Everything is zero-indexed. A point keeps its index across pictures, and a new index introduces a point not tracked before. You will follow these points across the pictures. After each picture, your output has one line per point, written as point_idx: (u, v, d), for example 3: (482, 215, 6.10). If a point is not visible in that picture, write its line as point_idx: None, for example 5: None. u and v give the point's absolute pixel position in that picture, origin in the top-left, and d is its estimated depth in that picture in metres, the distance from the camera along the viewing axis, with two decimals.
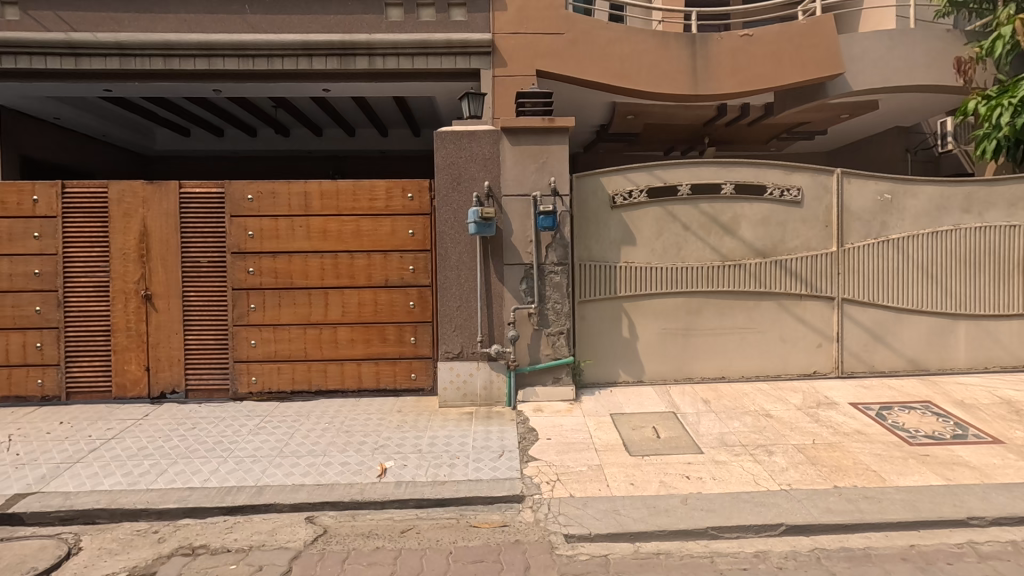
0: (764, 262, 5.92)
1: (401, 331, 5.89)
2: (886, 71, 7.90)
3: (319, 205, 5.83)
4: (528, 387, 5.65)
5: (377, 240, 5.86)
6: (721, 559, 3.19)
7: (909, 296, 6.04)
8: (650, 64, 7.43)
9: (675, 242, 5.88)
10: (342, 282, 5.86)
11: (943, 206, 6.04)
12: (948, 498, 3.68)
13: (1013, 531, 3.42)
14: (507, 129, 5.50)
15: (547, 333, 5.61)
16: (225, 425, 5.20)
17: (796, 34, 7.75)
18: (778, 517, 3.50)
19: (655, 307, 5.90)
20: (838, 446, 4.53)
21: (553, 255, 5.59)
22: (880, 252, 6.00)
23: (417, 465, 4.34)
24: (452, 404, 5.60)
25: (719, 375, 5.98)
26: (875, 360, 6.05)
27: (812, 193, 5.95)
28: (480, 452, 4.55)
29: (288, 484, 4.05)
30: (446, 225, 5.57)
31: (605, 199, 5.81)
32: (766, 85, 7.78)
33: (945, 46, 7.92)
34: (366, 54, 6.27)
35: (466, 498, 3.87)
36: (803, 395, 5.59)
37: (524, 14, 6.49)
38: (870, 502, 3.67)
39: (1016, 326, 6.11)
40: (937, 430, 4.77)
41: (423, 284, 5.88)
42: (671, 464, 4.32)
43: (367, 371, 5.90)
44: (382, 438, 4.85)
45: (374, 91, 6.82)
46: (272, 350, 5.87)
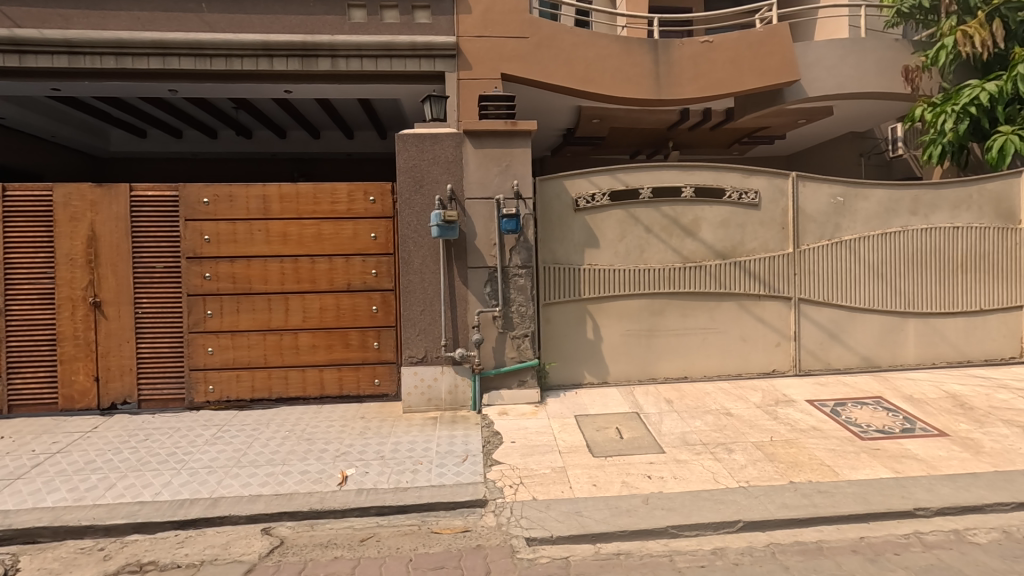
0: (724, 263, 6.05)
1: (365, 336, 5.80)
2: (839, 78, 8.17)
3: (279, 208, 5.71)
4: (493, 391, 5.63)
5: (340, 244, 5.77)
6: (680, 557, 3.23)
7: (862, 296, 6.25)
8: (614, 69, 7.54)
9: (638, 245, 5.95)
10: (303, 287, 5.75)
11: (892, 208, 6.28)
12: (896, 491, 3.81)
13: (956, 520, 3.56)
14: (469, 132, 5.49)
15: (511, 336, 5.61)
16: (179, 436, 5.03)
17: (753, 42, 7.96)
18: (736, 514, 3.57)
19: (619, 308, 5.96)
20: (795, 443, 4.64)
21: (517, 258, 5.60)
22: (834, 252, 6.19)
23: (379, 472, 4.27)
24: (416, 409, 5.54)
25: (682, 375, 6.07)
26: (831, 358, 6.23)
27: (769, 195, 6.11)
28: (444, 457, 4.52)
29: (245, 495, 3.94)
30: (409, 228, 5.52)
31: (569, 202, 5.86)
32: (726, 91, 7.96)
33: (894, 54, 8.23)
34: (328, 55, 6.15)
35: (428, 504, 3.83)
36: (762, 393, 5.71)
37: (488, 17, 6.49)
38: (823, 496, 3.77)
39: (961, 323, 6.38)
40: (887, 425, 4.95)
41: (387, 288, 5.81)
42: (633, 464, 4.36)
43: (329, 377, 5.79)
44: (344, 445, 4.76)
45: (337, 93, 6.71)
46: (230, 357, 5.71)
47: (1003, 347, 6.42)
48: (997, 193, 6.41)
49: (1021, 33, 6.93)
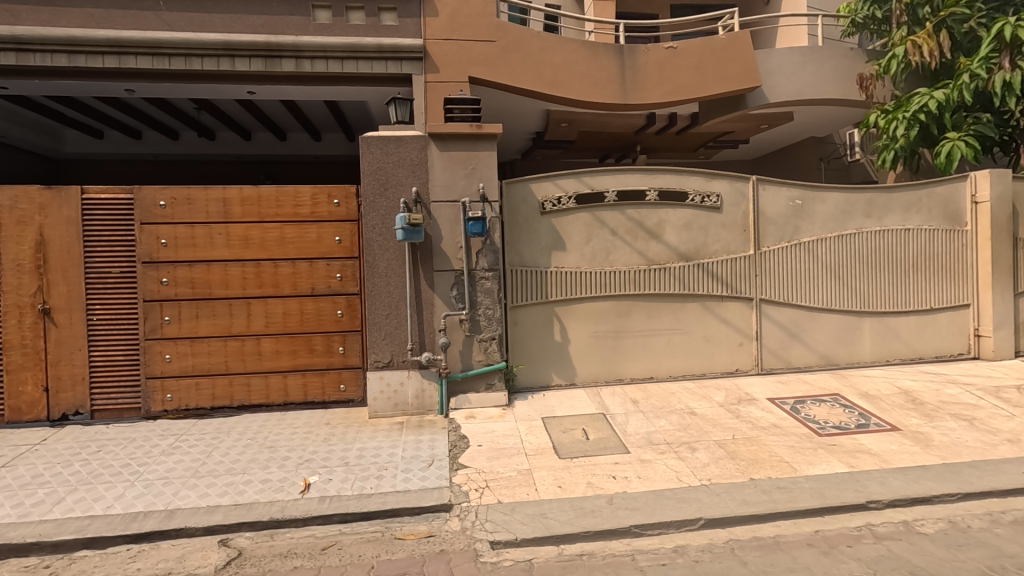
0: (688, 264, 6.15)
1: (330, 340, 5.72)
2: (799, 85, 8.40)
3: (240, 211, 5.59)
4: (460, 395, 5.60)
5: (303, 247, 5.68)
6: (642, 557, 3.26)
7: (820, 296, 6.43)
8: (582, 73, 7.63)
9: (604, 247, 6.02)
10: (266, 292, 5.64)
11: (847, 210, 6.50)
12: (851, 485, 3.94)
13: (906, 512, 3.69)
14: (435, 135, 5.48)
15: (478, 339, 5.60)
16: (135, 446, 4.86)
17: (716, 49, 8.14)
18: (697, 512, 3.63)
19: (586, 311, 6.01)
20: (755, 440, 4.75)
21: (483, 261, 5.60)
22: (793, 254, 6.36)
23: (343, 479, 4.21)
24: (382, 415, 5.48)
25: (648, 376, 6.15)
26: (792, 357, 6.40)
27: (731, 199, 6.25)
28: (409, 462, 4.48)
29: (202, 506, 3.83)
30: (374, 231, 5.46)
31: (536, 205, 5.89)
32: (690, 96, 8.14)
33: (850, 63, 8.52)
34: (293, 56, 6.05)
35: (392, 509, 3.79)
36: (726, 392, 5.82)
37: (455, 20, 6.38)
38: (782, 492, 3.86)
39: (914, 321, 6.62)
40: (844, 421, 5.10)
41: (352, 292, 5.74)
42: (598, 465, 4.39)
43: (293, 383, 5.69)
44: (307, 452, 4.67)
45: (302, 94, 6.61)
46: (189, 364, 5.56)
47: (953, 344, 6.69)
48: (945, 197, 6.68)
49: (966, 44, 7.26)
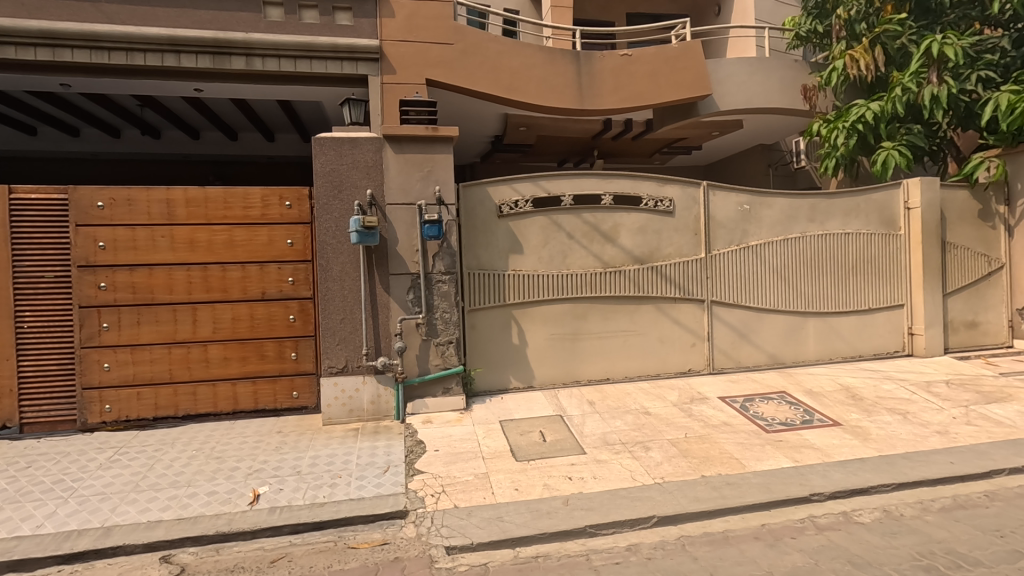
0: (643, 267, 6.28)
1: (282, 346, 5.56)
2: (748, 94, 8.71)
3: (185, 213, 5.39)
4: (417, 400, 5.54)
5: (254, 251, 5.51)
6: (596, 556, 3.29)
7: (768, 298, 6.67)
8: (539, 77, 7.75)
9: (561, 250, 6.08)
10: (213, 297, 5.44)
11: (792, 215, 6.78)
12: (796, 479, 4.10)
13: (845, 503, 3.86)
14: (389, 137, 5.43)
15: (436, 343, 5.55)
16: (69, 461, 4.60)
17: (668, 58, 8.38)
18: (651, 510, 3.70)
19: (544, 313, 6.05)
20: (707, 438, 4.88)
21: (439, 264, 5.56)
22: (742, 257, 6.59)
23: (294, 488, 4.09)
24: (337, 421, 5.37)
25: (605, 377, 6.24)
26: (741, 357, 6.61)
27: (683, 203, 6.42)
28: (364, 469, 4.40)
29: (143, 522, 3.65)
30: (327, 234, 5.35)
31: (493, 208, 5.90)
32: (644, 103, 8.34)
33: (795, 74, 8.90)
34: (243, 54, 5.87)
35: (346, 518, 3.71)
36: (679, 392, 5.97)
37: (412, 22, 6.33)
38: (731, 488, 3.99)
39: (854, 321, 6.96)
40: (790, 417, 5.31)
41: (305, 296, 5.61)
42: (555, 466, 4.42)
43: (243, 391, 5.50)
44: (257, 462, 4.52)
45: (253, 93, 6.41)
46: (130, 373, 5.31)
47: (889, 342, 7.06)
48: (881, 203, 7.06)
49: (898, 60, 7.65)
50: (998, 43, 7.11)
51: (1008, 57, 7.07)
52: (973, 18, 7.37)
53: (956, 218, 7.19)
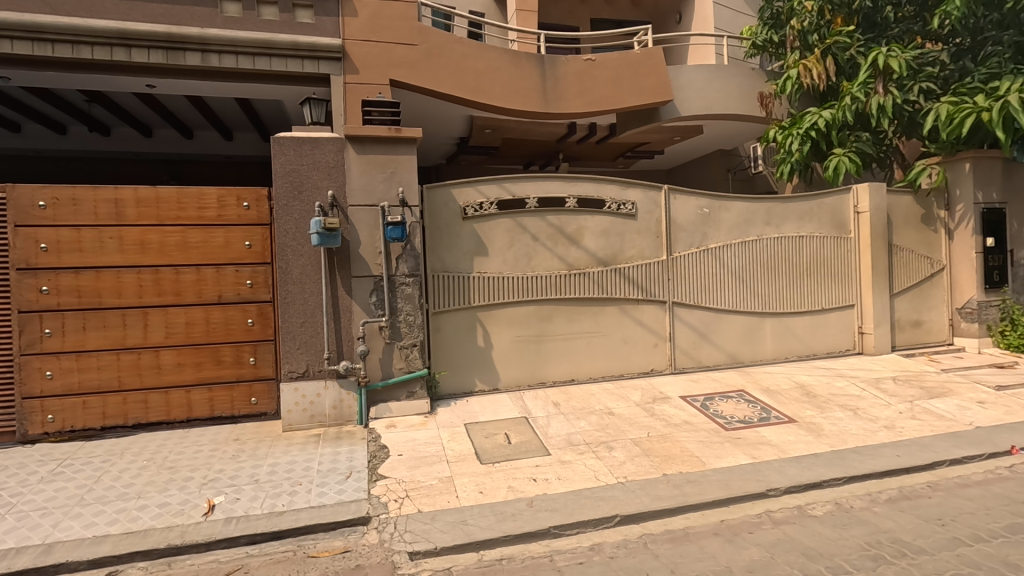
0: (606, 269, 6.36)
1: (240, 351, 5.40)
2: (708, 100, 8.91)
3: (135, 213, 5.18)
4: (381, 404, 5.46)
5: (209, 253, 5.33)
6: (560, 557, 3.31)
7: (727, 299, 6.85)
8: (504, 80, 7.80)
9: (526, 252, 6.10)
10: (165, 301, 5.24)
11: (749, 218, 6.98)
12: (753, 475, 4.21)
13: (800, 497, 3.99)
14: (351, 137, 5.35)
15: (399, 346, 5.49)
16: (6, 475, 4.35)
17: (631, 63, 8.53)
18: (614, 509, 3.74)
19: (509, 316, 6.05)
20: (668, 437, 4.97)
21: (403, 266, 5.50)
22: (702, 259, 6.74)
23: (251, 497, 3.97)
24: (297, 427, 5.25)
25: (570, 378, 6.29)
26: (702, 356, 6.76)
27: (645, 207, 6.53)
28: (326, 475, 4.31)
29: (88, 537, 3.48)
30: (287, 235, 5.23)
31: (457, 210, 5.89)
32: (609, 108, 8.46)
33: (752, 82, 9.17)
34: (198, 49, 5.65)
35: (307, 526, 3.62)
36: (642, 392, 6.06)
37: (376, 22, 6.23)
38: (691, 485, 4.07)
39: (808, 321, 7.21)
40: (748, 415, 5.46)
41: (264, 299, 5.46)
42: (519, 468, 4.42)
43: (198, 398, 5.31)
44: (213, 472, 4.37)
45: (208, 90, 6.21)
46: (75, 381, 5.06)
47: (841, 341, 7.34)
48: (833, 207, 7.34)
49: (848, 70, 7.96)
50: (937, 56, 7.48)
51: (948, 69, 7.44)
52: (916, 32, 7.74)
53: (902, 222, 7.54)
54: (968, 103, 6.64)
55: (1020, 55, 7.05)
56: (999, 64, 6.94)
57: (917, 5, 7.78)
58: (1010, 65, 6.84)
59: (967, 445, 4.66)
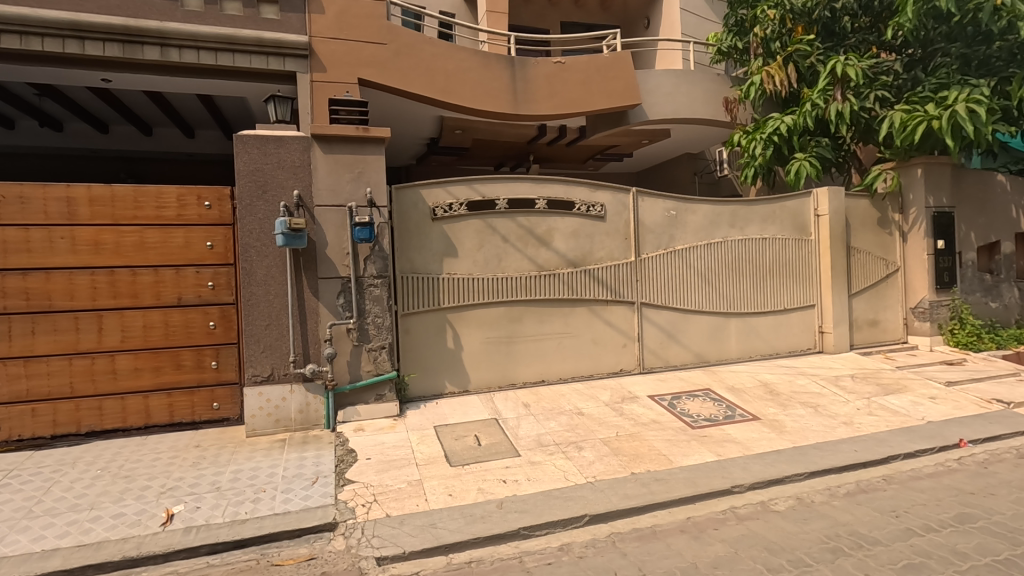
0: (576, 271, 6.40)
1: (201, 355, 5.24)
2: (675, 104, 9.07)
3: (88, 212, 4.98)
4: (349, 407, 5.38)
5: (168, 254, 5.16)
6: (528, 558, 3.31)
7: (694, 299, 6.98)
8: (473, 81, 7.80)
9: (496, 254, 6.10)
10: (121, 303, 5.05)
11: (714, 221, 7.13)
12: (718, 472, 4.30)
13: (763, 493, 4.08)
14: (318, 136, 5.26)
15: (367, 348, 5.41)
16: None
17: (600, 67, 8.62)
18: (583, 509, 3.76)
19: (479, 317, 6.04)
20: (637, 436, 5.03)
21: (372, 267, 5.43)
22: (669, 260, 6.85)
23: (213, 506, 3.86)
24: (261, 432, 5.12)
25: (540, 379, 6.30)
26: (669, 356, 6.87)
27: (613, 209, 6.61)
28: (291, 481, 4.21)
29: (35, 552, 3.31)
30: (250, 235, 5.11)
31: (426, 210, 5.84)
32: (578, 110, 8.55)
33: (718, 87, 9.37)
34: (157, 43, 5.42)
35: (270, 534, 3.53)
36: (612, 391, 6.12)
37: (343, 19, 6.13)
38: (659, 483, 4.13)
39: (771, 321, 7.40)
40: (714, 413, 5.57)
41: (227, 302, 5.31)
42: (489, 470, 4.41)
43: (156, 404, 5.14)
44: (171, 480, 4.22)
45: (168, 85, 5.99)
46: (23, 388, 4.84)
47: (803, 340, 7.55)
48: (795, 210, 7.56)
49: (808, 77, 8.21)
50: (892, 66, 7.74)
51: (901, 78, 7.74)
52: (871, 42, 8.06)
53: (859, 225, 7.81)
54: (920, 112, 6.92)
55: (966, 66, 7.40)
56: (947, 75, 7.25)
57: (872, 16, 8.12)
58: (957, 76, 7.17)
59: (920, 439, 4.86)
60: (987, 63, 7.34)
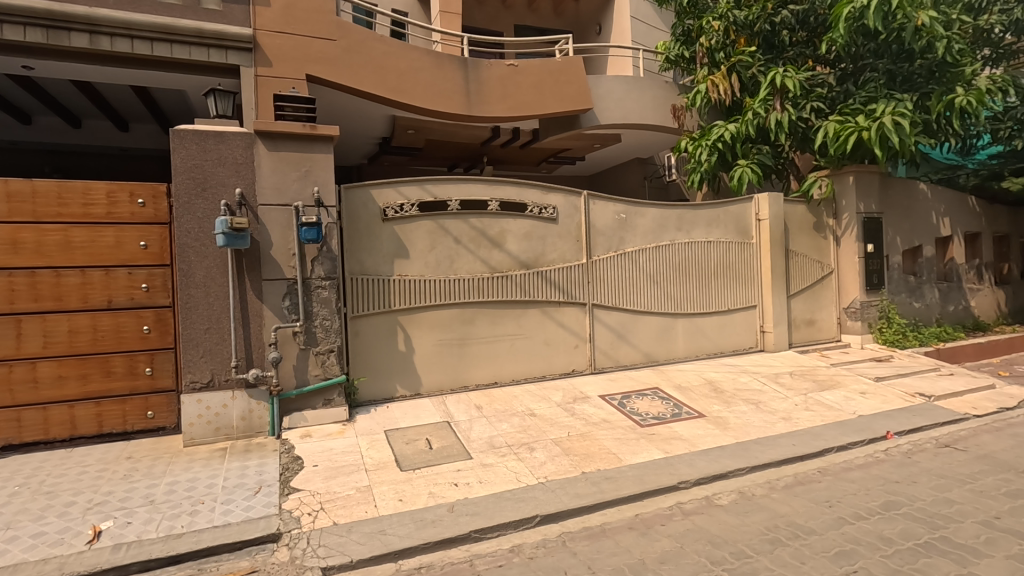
0: (529, 272, 6.43)
1: (133, 362, 4.95)
2: (625, 110, 9.27)
3: (6, 209, 4.63)
4: (294, 413, 5.20)
5: (96, 253, 4.86)
6: (479, 561, 3.30)
7: (643, 300, 7.15)
8: (426, 81, 7.74)
9: (447, 255, 6.05)
10: (44, 307, 4.71)
11: (662, 224, 7.32)
12: (666, 469, 4.41)
13: (708, 488, 4.22)
14: (262, 133, 5.07)
15: (315, 352, 5.26)
16: None
17: (553, 71, 8.71)
18: (534, 510, 3.78)
19: (431, 320, 5.97)
20: (587, 436, 5.09)
21: (319, 269, 5.28)
22: (620, 262, 6.99)
23: (146, 520, 3.65)
24: (200, 442, 4.89)
25: (493, 381, 6.29)
26: (620, 356, 7.00)
27: (565, 211, 6.69)
28: (232, 491, 4.04)
29: None
30: (188, 235, 4.88)
31: (377, 211, 5.74)
32: (531, 113, 8.61)
33: (666, 94, 9.64)
34: (85, 30, 5.04)
35: (209, 548, 3.37)
36: (563, 392, 6.18)
37: (290, 13, 6.01)
38: (608, 482, 4.20)
39: (715, 321, 7.66)
40: (662, 411, 5.71)
41: (162, 305, 5.05)
42: (440, 474, 4.36)
43: (82, 414, 4.82)
44: (100, 495, 3.97)
45: (97, 75, 5.62)
46: None
47: (745, 339, 7.86)
48: (737, 214, 7.86)
49: (750, 87, 8.55)
50: (826, 79, 8.19)
51: (834, 91, 8.16)
52: (807, 56, 8.49)
53: (797, 229, 8.20)
54: (852, 123, 7.33)
55: (892, 81, 7.90)
56: (875, 89, 7.70)
57: (808, 31, 8.54)
58: (884, 91, 7.62)
59: (851, 432, 5.14)
60: (909, 79, 7.88)
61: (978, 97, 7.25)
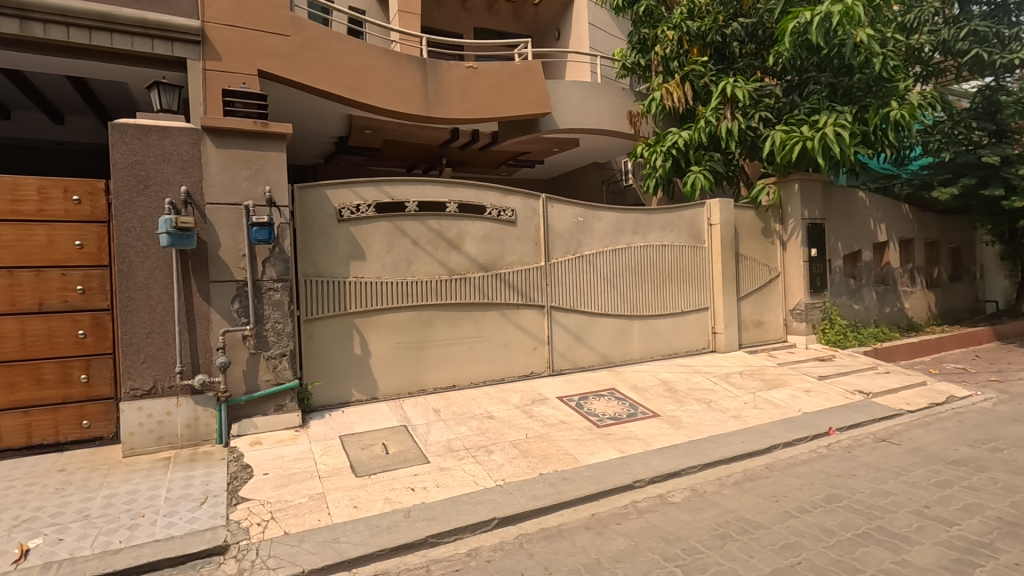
0: (487, 274, 6.43)
1: (67, 368, 4.67)
2: (583, 115, 9.41)
3: None
4: (244, 420, 5.02)
5: (25, 253, 4.56)
6: (436, 566, 3.26)
7: (600, 302, 7.25)
8: (383, 81, 7.64)
9: (405, 257, 5.98)
10: None
11: (619, 228, 7.46)
12: (621, 468, 4.48)
13: (662, 486, 4.31)
14: (210, 129, 4.89)
15: (266, 356, 5.09)
16: None
17: (512, 74, 8.74)
18: (491, 512, 3.77)
19: (388, 322, 5.89)
20: (545, 437, 5.13)
21: (271, 270, 5.13)
22: (577, 265, 7.07)
23: (79, 536, 3.44)
24: (141, 451, 4.65)
25: (451, 384, 6.25)
26: (577, 357, 7.08)
27: (524, 214, 6.72)
28: (176, 503, 3.86)
29: None
30: (129, 234, 4.64)
31: (332, 212, 5.62)
32: (490, 115, 8.61)
33: (623, 101, 9.83)
34: (15, 15, 4.73)
35: (150, 563, 3.21)
36: (522, 394, 6.19)
37: (241, 7, 5.79)
38: (565, 483, 4.23)
39: (670, 322, 7.86)
40: (618, 412, 5.81)
41: (100, 308, 4.78)
42: (397, 479, 4.29)
43: (9, 425, 4.52)
44: (28, 510, 3.72)
45: (28, 63, 5.29)
46: None
47: (698, 340, 8.09)
48: (690, 219, 8.09)
49: (703, 96, 8.83)
50: (773, 90, 8.48)
51: (781, 102, 8.43)
52: (756, 67, 8.82)
53: (747, 234, 8.51)
54: (797, 133, 7.66)
55: (834, 94, 8.27)
56: (818, 101, 8.06)
57: (757, 44, 8.87)
58: (826, 103, 8.00)
59: (796, 429, 5.36)
60: (849, 93, 8.28)
61: (910, 112, 7.73)
